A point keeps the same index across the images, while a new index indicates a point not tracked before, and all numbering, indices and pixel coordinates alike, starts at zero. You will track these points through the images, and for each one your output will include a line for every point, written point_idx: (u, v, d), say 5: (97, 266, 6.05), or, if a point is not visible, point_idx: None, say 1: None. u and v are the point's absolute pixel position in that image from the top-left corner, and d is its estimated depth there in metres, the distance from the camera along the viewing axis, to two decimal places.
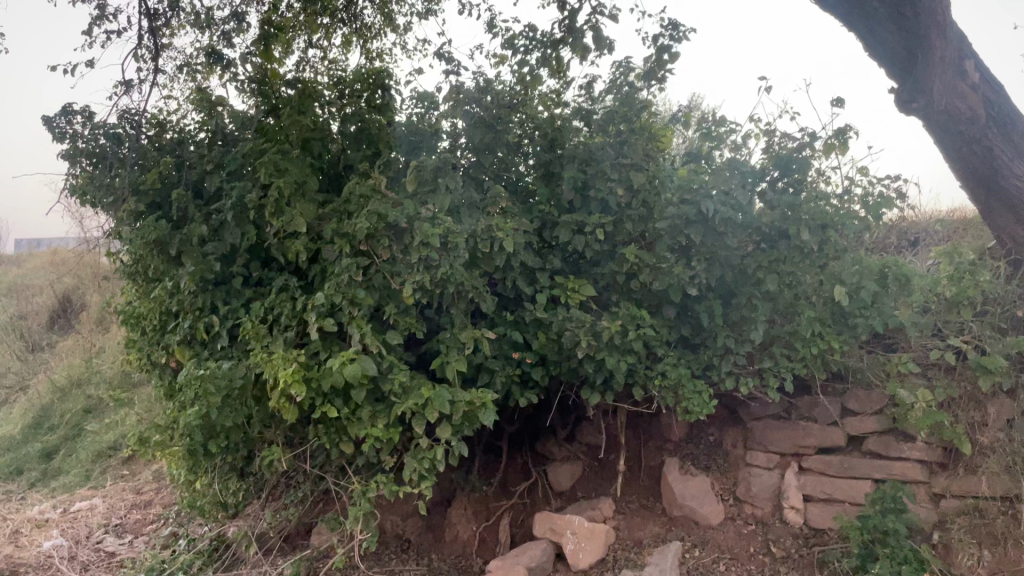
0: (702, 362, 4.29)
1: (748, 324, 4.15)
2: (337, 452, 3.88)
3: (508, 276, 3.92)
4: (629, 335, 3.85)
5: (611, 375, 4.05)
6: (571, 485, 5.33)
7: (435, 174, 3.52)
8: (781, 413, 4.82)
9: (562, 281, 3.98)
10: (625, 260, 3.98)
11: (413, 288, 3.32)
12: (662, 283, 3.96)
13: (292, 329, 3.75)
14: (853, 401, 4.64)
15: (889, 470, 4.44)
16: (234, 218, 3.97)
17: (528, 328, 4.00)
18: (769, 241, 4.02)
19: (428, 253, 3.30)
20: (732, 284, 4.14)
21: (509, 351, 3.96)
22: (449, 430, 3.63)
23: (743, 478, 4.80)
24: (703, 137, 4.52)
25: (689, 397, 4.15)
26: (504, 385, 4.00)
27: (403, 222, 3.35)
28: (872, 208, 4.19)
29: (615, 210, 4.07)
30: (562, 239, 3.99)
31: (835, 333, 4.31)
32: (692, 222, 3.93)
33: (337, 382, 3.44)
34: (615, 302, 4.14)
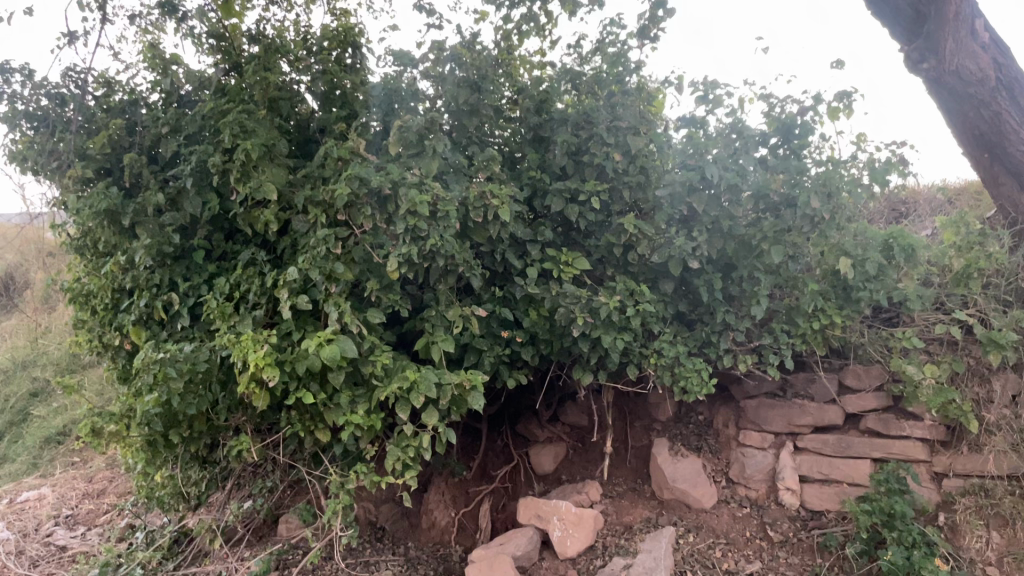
0: (699, 339, 4.05)
1: (749, 299, 3.92)
2: (312, 440, 3.57)
3: (498, 248, 3.63)
4: (628, 311, 3.59)
5: (606, 354, 3.79)
6: (555, 468, 5.08)
7: (420, 136, 3.20)
8: (776, 390, 4.61)
9: (555, 254, 3.70)
10: (622, 231, 3.71)
11: (399, 262, 3.00)
12: (662, 255, 3.70)
13: (261, 307, 3.41)
14: (852, 377, 4.43)
15: (889, 450, 4.28)
16: (194, 186, 3.60)
17: (517, 304, 3.72)
18: (774, 210, 3.78)
19: (415, 223, 2.98)
20: (733, 256, 3.90)
21: (498, 330, 3.68)
22: (436, 415, 3.34)
23: (737, 459, 4.60)
24: (697, 100, 4.36)
25: (687, 376, 3.92)
26: (493, 367, 3.72)
27: (387, 188, 3.02)
28: (874, 174, 3.95)
29: (610, 176, 3.78)
30: (554, 208, 3.70)
31: (838, 307, 4.10)
32: (694, 190, 3.67)
33: (314, 366, 3.12)
34: (610, 275, 3.87)
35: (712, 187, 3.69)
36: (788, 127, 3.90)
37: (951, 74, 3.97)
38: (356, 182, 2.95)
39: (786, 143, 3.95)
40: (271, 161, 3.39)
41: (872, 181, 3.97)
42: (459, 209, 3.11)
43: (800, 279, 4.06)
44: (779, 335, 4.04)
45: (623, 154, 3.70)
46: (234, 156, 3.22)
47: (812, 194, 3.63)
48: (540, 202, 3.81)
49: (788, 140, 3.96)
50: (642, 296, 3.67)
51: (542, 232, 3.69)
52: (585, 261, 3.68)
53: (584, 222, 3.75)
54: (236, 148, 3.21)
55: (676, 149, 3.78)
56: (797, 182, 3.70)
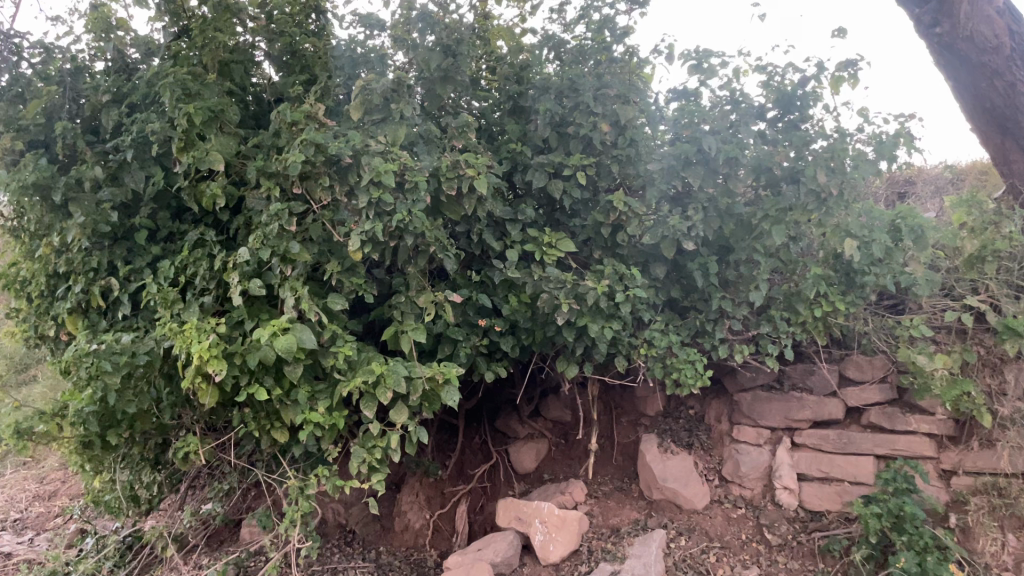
0: (693, 327, 3.74)
1: (747, 284, 3.61)
2: (269, 441, 3.22)
3: (475, 227, 3.29)
4: (618, 297, 3.27)
5: (593, 344, 3.47)
6: (536, 466, 4.76)
7: (385, 99, 2.85)
8: (772, 383, 4.31)
9: (537, 235, 3.37)
10: (611, 209, 3.39)
11: (363, 240, 2.66)
12: (653, 236, 3.38)
13: (210, 293, 3.06)
14: (853, 368, 4.15)
15: (893, 446, 4.01)
16: (135, 158, 3.23)
17: (496, 290, 3.39)
18: (774, 186, 3.47)
19: (380, 195, 2.64)
20: (731, 237, 3.59)
21: (475, 318, 3.35)
22: (406, 412, 3.01)
23: (731, 457, 4.31)
24: (691, 70, 4.03)
25: (680, 368, 3.61)
26: (469, 358, 3.39)
27: (348, 156, 2.67)
28: (881, 148, 3.62)
29: (597, 149, 3.45)
30: (536, 183, 3.36)
31: (841, 293, 3.81)
32: (689, 163, 3.36)
33: (268, 359, 2.78)
34: (597, 258, 3.55)
35: (709, 160, 3.37)
36: (790, 98, 3.59)
37: (963, 41, 3.67)
38: (313, 149, 2.60)
39: (786, 115, 3.64)
40: (220, 129, 3.03)
41: (880, 155, 3.64)
42: (430, 180, 2.76)
43: (801, 263, 3.76)
44: (779, 324, 3.74)
45: (611, 124, 3.37)
46: (176, 122, 2.86)
47: (817, 168, 3.30)
48: (521, 178, 3.47)
49: (788, 112, 3.65)
50: (633, 280, 3.35)
51: (524, 210, 3.35)
52: (570, 242, 3.36)
53: (568, 199, 3.42)
54: (178, 113, 2.85)
55: (669, 121, 3.47)
56: (800, 154, 3.38)
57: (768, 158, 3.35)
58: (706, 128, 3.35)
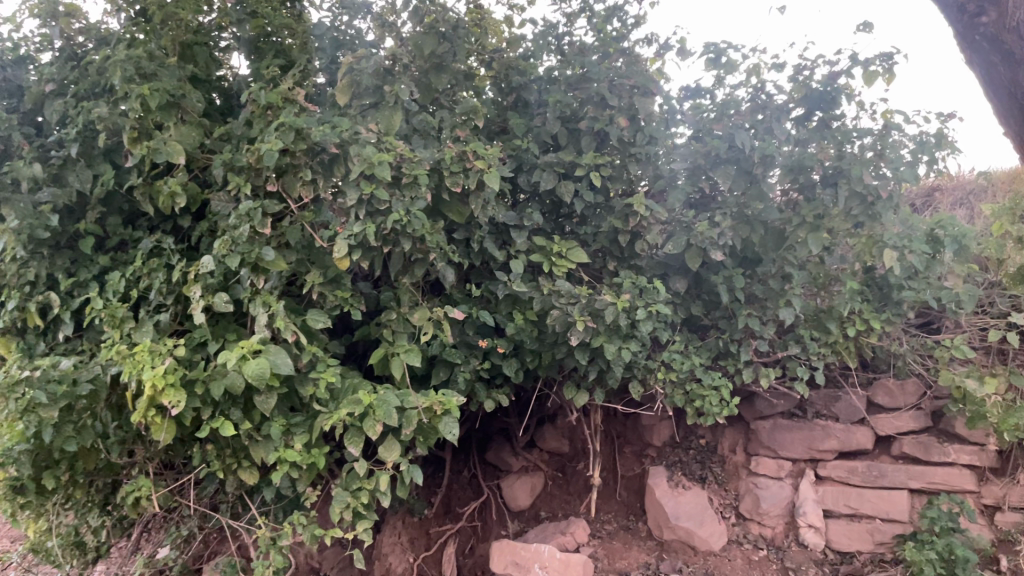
0: (715, 348, 3.35)
1: (776, 300, 3.22)
2: (236, 482, 2.76)
3: (475, 234, 2.87)
4: (639, 314, 2.86)
5: (608, 368, 3.06)
6: (531, 502, 4.35)
7: (377, 81, 2.43)
8: (793, 410, 3.94)
9: (545, 244, 2.97)
10: (628, 215, 2.99)
11: (351, 245, 2.24)
12: (678, 245, 3.00)
13: (167, 310, 2.60)
14: (882, 394, 3.80)
15: (930, 479, 3.64)
16: (82, 154, 2.77)
17: (498, 306, 2.97)
18: (810, 189, 3.12)
19: (372, 191, 2.21)
20: (759, 247, 3.22)
21: (474, 338, 2.92)
22: (398, 447, 2.57)
23: (749, 492, 3.90)
24: (707, 65, 3.68)
25: (703, 395, 3.21)
26: (468, 384, 2.96)
27: (332, 144, 2.23)
28: (924, 148, 3.26)
29: (612, 147, 3.06)
30: (545, 185, 2.96)
31: (875, 310, 3.45)
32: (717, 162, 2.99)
33: (236, 388, 2.36)
34: (610, 270, 3.15)
35: (739, 160, 2.99)
36: (821, 96, 3.24)
37: None
38: (293, 135, 2.17)
39: (812, 113, 3.29)
40: (181, 117, 2.59)
41: (920, 155, 3.28)
42: (430, 175, 2.34)
43: (832, 277, 3.39)
44: (810, 345, 3.35)
45: (629, 119, 2.99)
46: (127, 107, 2.41)
47: (863, 170, 2.96)
48: (526, 179, 3.07)
49: (816, 109, 3.29)
50: (655, 295, 2.95)
51: (531, 215, 2.94)
52: (583, 252, 2.97)
53: (580, 203, 3.01)
54: (129, 95, 2.41)
55: (692, 116, 3.11)
56: (840, 153, 3.03)
57: (807, 158, 3.01)
58: (736, 123, 2.99)
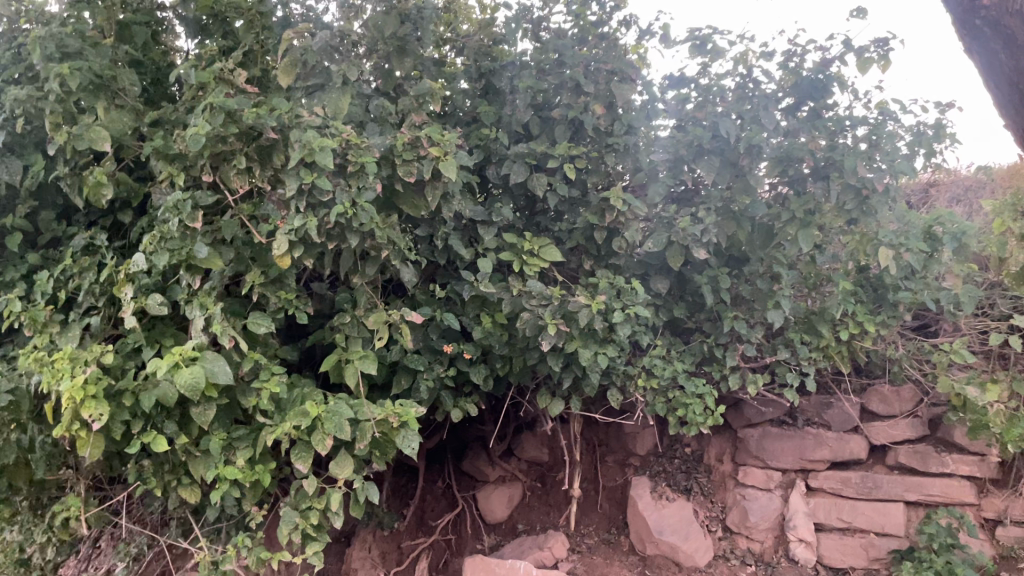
0: (700, 353, 3.14)
1: (764, 302, 3.01)
2: (178, 500, 2.53)
3: (439, 230, 2.65)
4: (616, 317, 2.65)
5: (583, 375, 2.84)
6: (508, 514, 4.13)
7: (323, 59, 2.20)
8: (782, 417, 3.72)
9: (516, 241, 2.75)
10: (605, 210, 2.77)
11: (292, 241, 2.01)
12: (659, 242, 2.78)
13: (98, 312, 2.37)
14: (877, 401, 3.59)
15: (926, 491, 3.44)
16: (6, 142, 2.53)
17: (465, 308, 2.75)
18: (800, 183, 2.89)
19: (313, 181, 1.98)
20: (745, 245, 3.01)
21: (438, 343, 2.69)
22: (350, 463, 2.35)
23: (736, 504, 3.69)
24: (692, 51, 3.47)
25: (687, 403, 3.00)
26: (432, 393, 2.73)
27: (270, 129, 2.01)
28: (921, 140, 3.06)
29: (588, 137, 2.84)
30: (515, 177, 2.74)
31: (871, 313, 3.23)
32: (701, 153, 2.78)
33: (167, 400, 2.12)
34: (587, 269, 2.94)
35: (724, 150, 2.78)
36: (812, 84, 3.03)
37: None
38: (223, 118, 1.93)
39: (802, 103, 3.08)
40: (109, 101, 2.35)
41: (917, 147, 3.08)
42: (381, 163, 2.11)
43: (824, 277, 3.18)
44: (801, 349, 3.15)
45: (605, 106, 2.77)
46: (46, 88, 2.17)
47: (858, 161, 2.74)
48: (496, 171, 2.84)
49: (806, 98, 3.07)
50: (633, 296, 2.74)
51: (500, 210, 2.72)
52: (556, 250, 2.75)
53: (553, 196, 2.79)
54: (48, 75, 2.17)
55: (674, 105, 2.89)
56: (833, 143, 2.81)
57: (798, 148, 2.79)
58: (721, 111, 2.78)
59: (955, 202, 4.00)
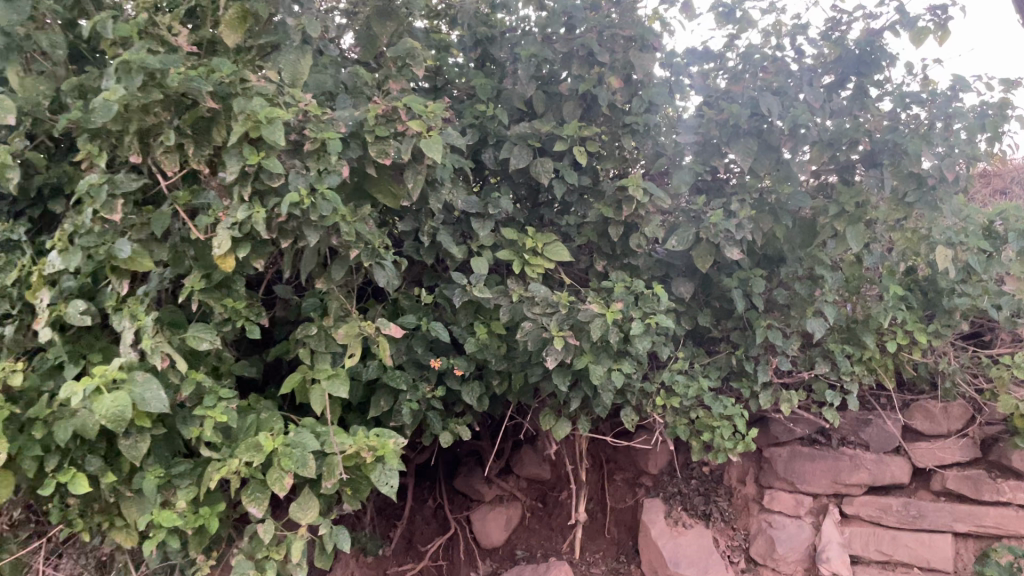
0: (727, 367, 2.73)
1: (803, 309, 2.58)
2: (113, 543, 2.12)
3: (425, 225, 2.24)
4: (634, 329, 2.23)
5: (594, 393, 2.44)
6: (505, 538, 3.73)
7: (277, 12, 1.77)
8: (814, 435, 3.30)
9: (517, 238, 2.34)
10: (621, 202, 2.35)
11: (236, 237, 1.60)
12: (685, 240, 2.36)
13: (9, 322, 1.94)
14: (920, 417, 3.22)
15: (980, 522, 3.03)
16: None
17: (455, 316, 2.34)
18: (849, 170, 2.49)
19: (261, 161, 1.56)
20: (783, 243, 2.60)
21: (424, 357, 2.28)
22: (315, 504, 1.94)
23: (761, 532, 3.27)
24: (718, 19, 3.04)
25: (713, 426, 2.59)
26: (416, 415, 2.33)
27: (207, 96, 1.58)
28: (985, 122, 2.51)
29: (601, 115, 2.42)
30: (516, 163, 2.32)
31: (921, 321, 2.82)
32: (738, 134, 2.35)
33: (85, 433, 1.71)
34: (598, 271, 2.53)
35: (764, 131, 2.35)
36: (858, 57, 2.59)
37: None
38: (142, 80, 1.51)
39: (846, 79, 2.64)
40: (21, 65, 1.92)
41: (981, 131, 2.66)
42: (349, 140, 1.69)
43: (868, 279, 2.78)
44: (842, 363, 2.74)
45: (622, 80, 2.36)
46: None
47: (924, 144, 2.34)
48: (494, 155, 2.42)
49: (851, 73, 2.63)
50: (655, 304, 2.32)
51: (498, 201, 2.31)
52: (564, 248, 2.35)
53: (560, 185, 2.38)
54: None
55: (701, 80, 2.48)
56: (891, 124, 2.40)
57: (851, 130, 2.38)
58: (758, 87, 2.38)
59: (1007, 196, 3.58)
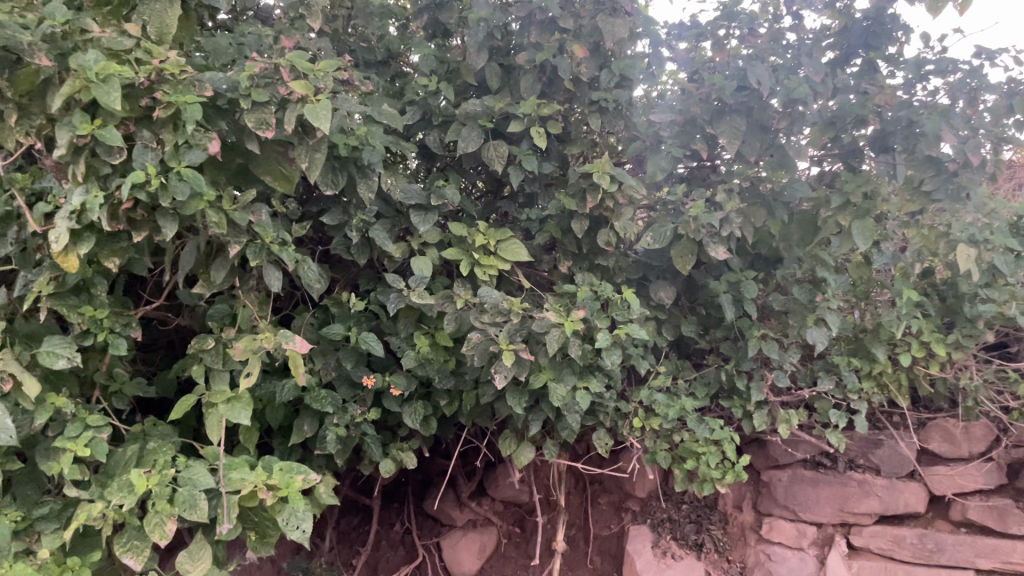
0: (716, 383, 2.38)
1: (803, 317, 2.22)
2: None
3: (354, 219, 1.90)
4: (599, 341, 1.88)
5: (558, 415, 2.09)
6: (478, 568, 3.27)
7: None
8: (818, 458, 2.94)
9: (465, 233, 2.00)
10: (585, 191, 2.00)
11: (76, 229, 1.27)
12: (661, 237, 2.01)
13: None
14: (939, 439, 2.83)
15: (1006, 558, 2.68)
16: None
17: (394, 326, 2.00)
18: (855, 156, 2.12)
19: (100, 132, 1.23)
20: (779, 240, 2.25)
21: (354, 374, 1.94)
22: (206, 554, 1.60)
23: (760, 566, 2.91)
24: None
25: (699, 453, 2.23)
26: (347, 441, 1.99)
27: (40, 52, 1.26)
28: (1013, 103, 2.04)
29: (565, 91, 2.08)
30: (463, 146, 1.98)
31: (939, 331, 2.46)
32: (723, 113, 1.99)
33: None
34: (563, 273, 2.19)
35: (755, 109, 1.99)
36: (866, 27, 2.19)
37: None
38: None
39: (852, 55, 2.24)
40: None
41: None
42: (226, 109, 1.37)
43: (878, 283, 2.42)
44: (848, 379, 2.39)
45: (589, 48, 2.01)
46: None
47: (943, 121, 1.97)
48: (440, 137, 2.08)
49: (857, 47, 2.22)
50: (625, 312, 1.98)
51: (443, 191, 1.97)
52: (521, 246, 2.01)
53: (517, 173, 2.04)
54: None
55: (688, 54, 2.09)
56: (905, 98, 2.03)
57: (858, 107, 2.01)
58: (748, 55, 2.01)
59: None
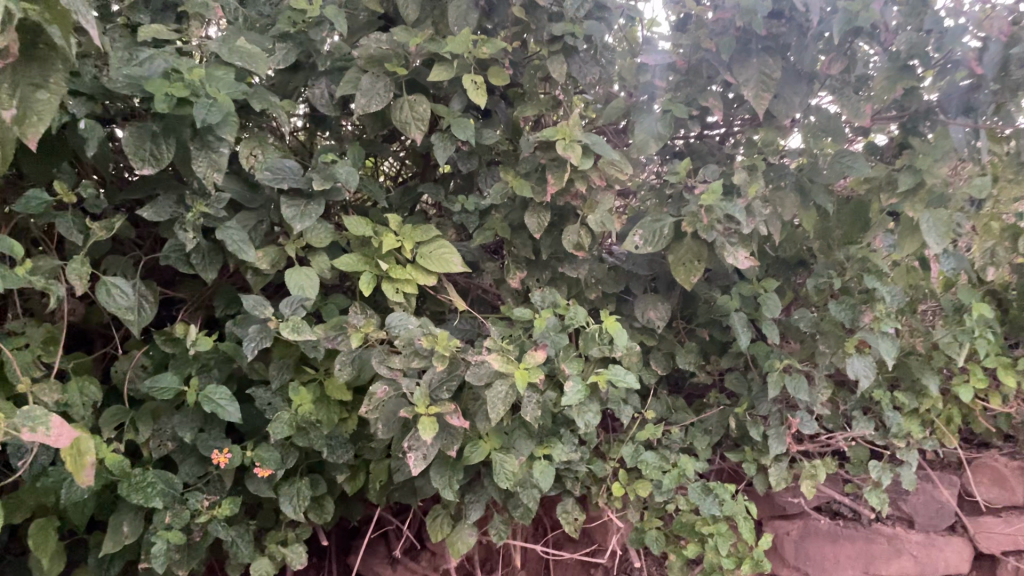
0: (721, 431, 1.77)
1: (838, 341, 1.62)
2: None
3: (189, 212, 1.23)
4: (568, 394, 1.26)
5: (508, 492, 1.46)
6: None
7: None
8: (841, 509, 1.98)
9: (371, 233, 1.34)
10: (545, 169, 1.37)
11: None
12: (658, 236, 1.38)
13: None
14: (987, 482, 2.01)
15: None
16: None
17: (265, 373, 1.35)
18: (922, 118, 1.54)
19: None
20: (812, 237, 1.67)
21: (203, 448, 1.29)
22: None
23: None
24: None
25: (705, 532, 1.61)
26: (196, 543, 1.33)
27: None
28: None
29: (513, 25, 1.45)
30: (364, 104, 1.33)
31: (1005, 354, 1.89)
32: (749, 51, 1.39)
33: None
34: (514, 289, 1.55)
35: (798, 48, 1.41)
36: None
37: None
38: None
39: None
40: None
41: None
42: None
43: (926, 291, 1.85)
44: (892, 422, 1.78)
45: None
46: None
47: None
48: (332, 92, 1.43)
49: None
50: (605, 347, 1.35)
51: (332, 171, 1.31)
52: (452, 251, 1.38)
53: (445, 145, 1.39)
54: None
55: None
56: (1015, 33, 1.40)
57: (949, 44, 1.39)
58: None
59: None
